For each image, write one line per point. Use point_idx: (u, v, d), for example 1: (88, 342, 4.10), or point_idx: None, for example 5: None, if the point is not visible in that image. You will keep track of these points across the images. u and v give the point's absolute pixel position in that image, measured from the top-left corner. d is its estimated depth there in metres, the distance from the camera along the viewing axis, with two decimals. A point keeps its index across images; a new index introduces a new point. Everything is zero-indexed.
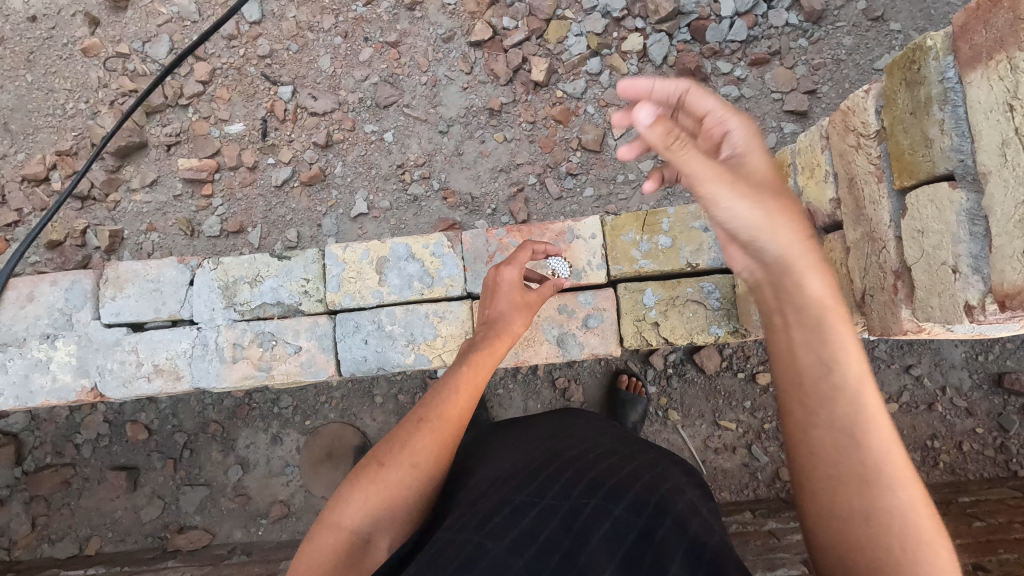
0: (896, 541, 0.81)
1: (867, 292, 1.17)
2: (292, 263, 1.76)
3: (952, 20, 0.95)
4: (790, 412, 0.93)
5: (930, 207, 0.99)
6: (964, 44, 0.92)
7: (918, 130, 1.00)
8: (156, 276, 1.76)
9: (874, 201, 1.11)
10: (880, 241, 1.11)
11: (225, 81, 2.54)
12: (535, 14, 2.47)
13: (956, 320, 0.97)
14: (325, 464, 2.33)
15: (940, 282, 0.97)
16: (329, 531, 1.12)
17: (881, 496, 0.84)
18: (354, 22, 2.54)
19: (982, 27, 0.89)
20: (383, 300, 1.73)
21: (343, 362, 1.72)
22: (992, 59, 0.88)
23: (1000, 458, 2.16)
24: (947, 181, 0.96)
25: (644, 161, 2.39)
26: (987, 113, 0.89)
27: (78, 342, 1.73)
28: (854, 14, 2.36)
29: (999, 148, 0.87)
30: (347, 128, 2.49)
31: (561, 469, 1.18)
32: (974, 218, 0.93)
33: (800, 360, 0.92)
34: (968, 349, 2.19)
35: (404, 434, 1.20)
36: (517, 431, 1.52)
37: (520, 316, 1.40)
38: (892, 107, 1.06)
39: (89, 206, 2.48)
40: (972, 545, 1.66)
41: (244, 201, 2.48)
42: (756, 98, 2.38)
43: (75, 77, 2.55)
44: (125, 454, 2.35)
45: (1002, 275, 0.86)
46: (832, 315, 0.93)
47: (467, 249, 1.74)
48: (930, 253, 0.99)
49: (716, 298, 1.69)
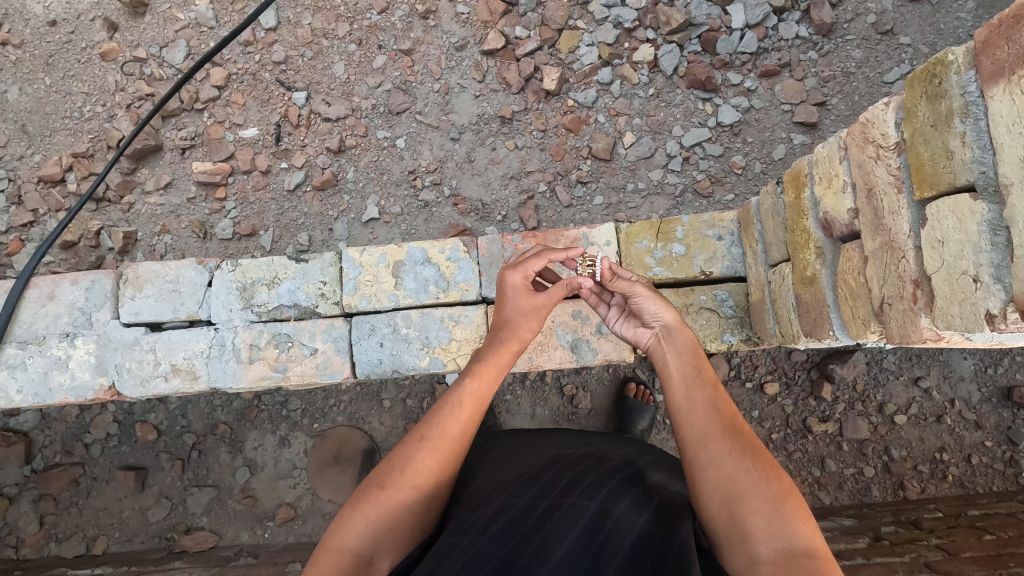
0: (766, 531, 0.94)
1: (885, 300, 1.09)
2: (309, 266, 1.78)
3: (975, 34, 0.89)
4: (690, 444, 1.07)
5: (951, 218, 0.93)
6: (985, 59, 0.86)
7: (939, 142, 0.94)
8: (175, 277, 1.78)
9: (893, 211, 1.06)
10: (898, 251, 1.05)
11: (240, 86, 2.58)
12: (547, 24, 2.50)
13: (978, 330, 0.90)
14: (332, 467, 2.33)
15: (961, 291, 0.91)
16: (330, 554, 1.07)
17: (750, 496, 0.98)
18: (369, 30, 2.58)
19: (1003, 42, 0.83)
20: (398, 304, 1.75)
21: (358, 365, 1.73)
22: (1012, 74, 0.82)
23: (1010, 472, 2.15)
24: (967, 194, 0.90)
25: (654, 170, 2.41)
26: (1009, 127, 0.83)
27: (96, 341, 1.75)
28: (864, 28, 2.39)
29: (1020, 162, 0.81)
30: (359, 134, 2.52)
31: (558, 472, 1.20)
32: (995, 228, 0.86)
33: (690, 411, 1.11)
34: (978, 361, 2.18)
35: (403, 455, 1.16)
36: (509, 443, 1.51)
37: (529, 322, 1.35)
38: (911, 118, 1.00)
39: (103, 207, 2.51)
40: (983, 558, 1.65)
41: (256, 204, 2.50)
42: (766, 109, 2.40)
43: (93, 80, 2.59)
44: (135, 454, 2.37)
45: (1022, 285, 0.80)
46: (707, 382, 1.16)
47: (483, 254, 1.75)
48: (951, 263, 0.92)
49: (730, 306, 1.70)
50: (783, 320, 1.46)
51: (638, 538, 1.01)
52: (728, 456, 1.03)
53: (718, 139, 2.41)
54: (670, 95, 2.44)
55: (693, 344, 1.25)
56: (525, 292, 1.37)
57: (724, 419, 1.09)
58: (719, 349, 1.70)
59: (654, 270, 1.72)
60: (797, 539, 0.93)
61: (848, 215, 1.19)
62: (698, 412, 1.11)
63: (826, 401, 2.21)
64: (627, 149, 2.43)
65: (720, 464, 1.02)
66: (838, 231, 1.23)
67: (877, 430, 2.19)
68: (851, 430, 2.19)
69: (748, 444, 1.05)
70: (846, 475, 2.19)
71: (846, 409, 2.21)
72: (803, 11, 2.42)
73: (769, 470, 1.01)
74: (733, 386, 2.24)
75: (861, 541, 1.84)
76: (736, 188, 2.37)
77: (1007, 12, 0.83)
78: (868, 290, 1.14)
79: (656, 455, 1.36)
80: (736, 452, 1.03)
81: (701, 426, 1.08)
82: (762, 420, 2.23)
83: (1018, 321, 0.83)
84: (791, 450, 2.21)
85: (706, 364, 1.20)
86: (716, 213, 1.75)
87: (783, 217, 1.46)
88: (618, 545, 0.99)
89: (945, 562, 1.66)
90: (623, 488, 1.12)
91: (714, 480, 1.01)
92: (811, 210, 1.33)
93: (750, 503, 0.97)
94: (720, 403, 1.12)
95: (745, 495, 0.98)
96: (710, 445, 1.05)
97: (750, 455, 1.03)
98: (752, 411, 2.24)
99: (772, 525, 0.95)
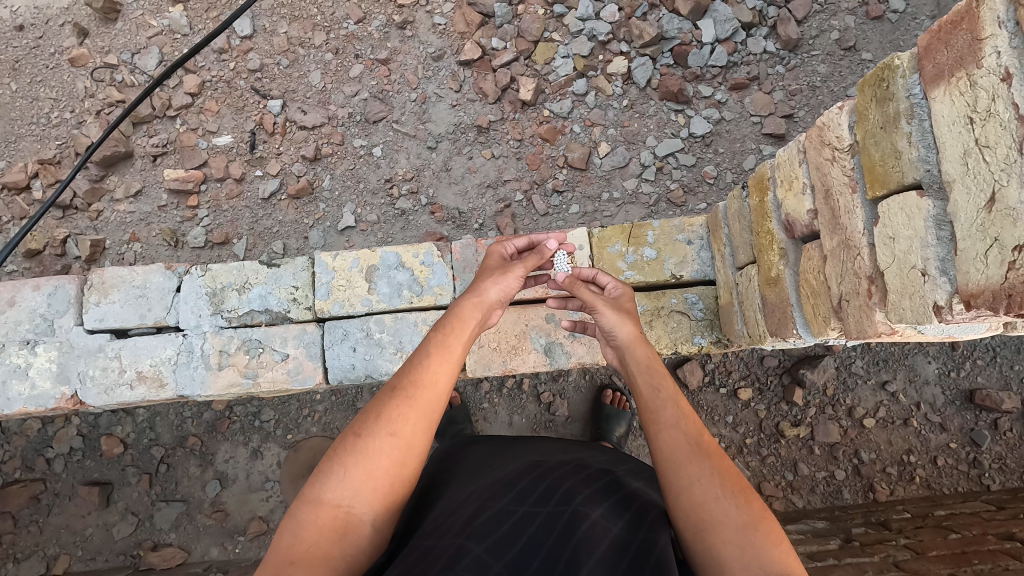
0: (739, 557, 0.94)
1: (843, 297, 1.12)
2: (281, 271, 1.76)
3: (919, 41, 0.93)
4: (663, 471, 1.07)
5: (900, 215, 0.96)
6: (927, 64, 0.90)
7: (887, 143, 0.98)
8: (142, 283, 1.74)
9: (849, 211, 1.09)
10: (854, 249, 1.08)
11: (214, 93, 2.56)
12: (523, 36, 2.53)
13: (927, 321, 0.93)
14: (306, 479, 2.29)
15: (911, 285, 0.94)
16: (309, 507, 1.05)
17: (720, 521, 0.98)
18: (345, 39, 2.58)
19: (943, 47, 0.87)
20: (372, 308, 1.73)
21: (331, 370, 1.71)
22: (952, 76, 0.86)
23: (974, 472, 2.21)
24: (915, 191, 0.94)
25: (629, 179, 2.45)
26: (950, 126, 0.87)
27: (58, 348, 1.70)
28: (828, 44, 2.48)
29: (962, 159, 0.85)
30: (336, 143, 2.51)
31: (533, 480, 1.20)
32: (940, 223, 0.90)
33: (660, 434, 1.12)
34: (941, 365, 2.25)
35: (379, 405, 1.14)
36: (486, 449, 1.50)
37: (494, 278, 1.41)
38: (863, 121, 1.04)
39: (71, 215, 2.46)
40: (948, 556, 1.68)
41: (230, 212, 2.47)
42: (736, 121, 2.47)
43: (62, 86, 2.54)
44: (99, 469, 2.30)
45: (966, 277, 0.83)
46: (672, 400, 1.17)
47: (457, 258, 1.74)
48: (901, 258, 0.96)
49: (700, 309, 1.73)
50: (750, 321, 1.49)
51: (612, 542, 1.02)
52: (699, 482, 1.02)
53: (691, 149, 2.46)
54: (643, 106, 2.49)
55: (651, 359, 1.27)
56: (501, 255, 1.52)
57: (692, 441, 1.09)
58: (690, 351, 1.72)
59: (626, 274, 1.74)
60: (771, 563, 0.93)
61: (808, 216, 1.22)
62: (665, 436, 1.11)
63: (798, 406, 2.25)
64: (602, 159, 2.47)
65: (690, 493, 1.01)
66: (799, 232, 1.27)
67: (847, 434, 2.24)
68: (822, 433, 2.23)
69: (717, 465, 1.04)
70: (818, 478, 2.23)
71: (816, 413, 2.25)
72: (770, 26, 2.50)
73: (740, 494, 1.01)
74: (707, 392, 2.28)
75: (832, 542, 1.86)
76: (709, 198, 2.43)
77: (946, 17, 0.87)
78: (828, 288, 1.17)
79: (633, 464, 1.35)
80: (706, 477, 1.03)
81: (669, 451, 1.08)
82: (735, 425, 2.26)
83: (964, 311, 0.86)
84: (764, 455, 2.24)
85: (665, 379, 1.21)
86: (686, 218, 1.78)
87: (748, 220, 1.50)
88: (595, 545, 1.00)
89: (912, 561, 1.68)
90: (600, 494, 1.12)
91: (685, 508, 1.01)
92: (774, 212, 1.36)
93: (721, 532, 0.97)
94: (685, 423, 1.12)
95: (716, 524, 0.97)
96: (681, 471, 1.04)
97: (720, 479, 1.02)
98: (726, 416, 2.27)
99: (745, 553, 0.94)
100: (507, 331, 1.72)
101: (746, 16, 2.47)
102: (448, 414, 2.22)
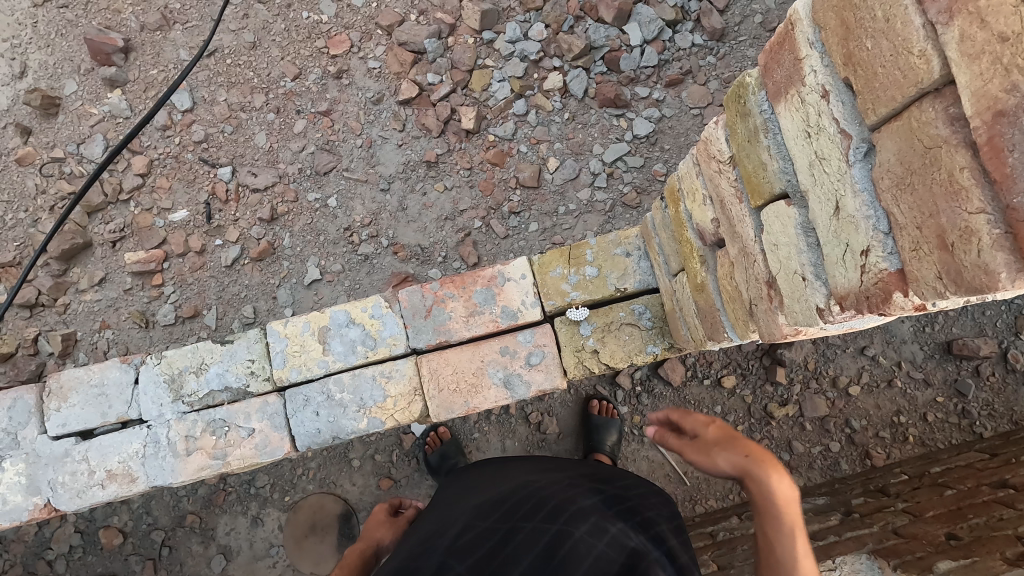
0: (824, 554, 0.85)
1: (752, 302, 1.13)
2: (235, 346, 1.77)
3: (760, 59, 0.99)
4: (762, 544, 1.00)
5: (777, 223, 0.99)
6: (768, 81, 0.95)
7: (754, 156, 1.01)
8: (100, 380, 1.74)
9: (741, 220, 1.11)
10: (751, 256, 1.10)
11: (164, 170, 2.57)
12: (457, 67, 2.58)
13: (816, 322, 0.94)
14: (310, 539, 2.28)
15: (796, 290, 0.96)
16: None
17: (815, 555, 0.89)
18: (285, 97, 2.62)
19: (777, 66, 0.93)
20: (329, 369, 1.74)
21: (297, 438, 1.72)
22: (787, 93, 0.91)
23: (965, 423, 2.23)
24: (783, 201, 0.97)
25: (582, 190, 2.48)
26: (794, 139, 0.91)
27: (25, 460, 1.70)
28: (753, 28, 2.54)
29: (809, 170, 0.89)
30: (290, 200, 2.53)
31: (523, 496, 1.22)
32: (807, 230, 0.92)
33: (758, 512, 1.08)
34: (915, 323, 2.28)
35: None
36: (486, 470, 1.52)
37: (380, 528, 1.53)
38: (734, 135, 1.07)
39: (38, 313, 2.47)
40: (944, 515, 1.69)
41: (196, 285, 2.48)
42: (677, 116, 2.51)
43: (12, 187, 2.56)
44: (102, 563, 2.28)
45: (834, 279, 0.86)
46: None
47: (404, 306, 1.75)
48: (784, 264, 0.98)
49: (648, 318, 1.75)
50: (691, 325, 1.50)
51: (594, 561, 1.03)
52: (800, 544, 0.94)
53: (638, 151, 2.50)
54: (585, 116, 2.53)
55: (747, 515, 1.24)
56: (383, 513, 1.59)
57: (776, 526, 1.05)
58: (646, 361, 1.74)
59: (571, 295, 1.76)
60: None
61: (711, 224, 1.25)
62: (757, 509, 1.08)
63: (783, 385, 2.26)
64: (553, 173, 2.50)
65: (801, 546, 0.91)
66: (709, 240, 1.29)
67: (835, 405, 2.25)
68: (810, 409, 2.24)
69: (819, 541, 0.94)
70: (814, 454, 2.24)
71: (802, 389, 2.26)
72: (694, 20, 2.56)
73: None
74: (692, 385, 2.29)
75: (833, 518, 1.87)
76: None
77: (775, 37, 0.93)
78: (740, 293, 1.18)
79: (629, 483, 1.34)
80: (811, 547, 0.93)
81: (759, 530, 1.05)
82: (725, 415, 2.27)
83: (841, 312, 0.88)
84: (758, 439, 2.25)
85: None
86: (621, 231, 1.81)
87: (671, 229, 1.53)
88: (576, 563, 1.03)
89: (910, 525, 1.68)
90: (586, 510, 1.14)
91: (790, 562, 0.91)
92: (688, 222, 1.40)
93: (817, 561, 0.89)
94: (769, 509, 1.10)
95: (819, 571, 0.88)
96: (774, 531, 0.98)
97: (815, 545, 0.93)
98: (715, 407, 2.28)
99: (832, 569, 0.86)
100: (463, 370, 1.72)
101: (668, 14, 2.53)
102: (440, 450, 2.23)
